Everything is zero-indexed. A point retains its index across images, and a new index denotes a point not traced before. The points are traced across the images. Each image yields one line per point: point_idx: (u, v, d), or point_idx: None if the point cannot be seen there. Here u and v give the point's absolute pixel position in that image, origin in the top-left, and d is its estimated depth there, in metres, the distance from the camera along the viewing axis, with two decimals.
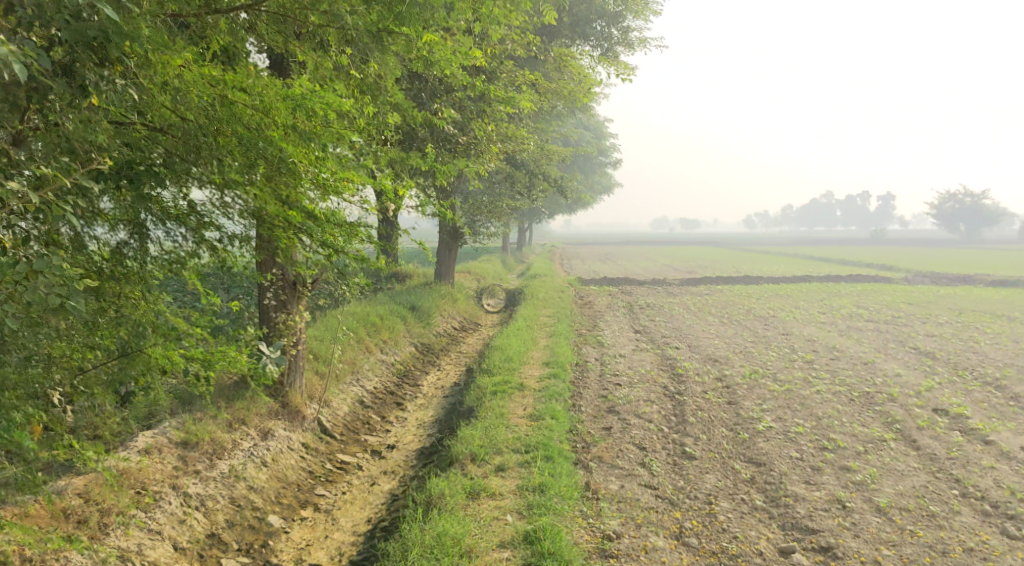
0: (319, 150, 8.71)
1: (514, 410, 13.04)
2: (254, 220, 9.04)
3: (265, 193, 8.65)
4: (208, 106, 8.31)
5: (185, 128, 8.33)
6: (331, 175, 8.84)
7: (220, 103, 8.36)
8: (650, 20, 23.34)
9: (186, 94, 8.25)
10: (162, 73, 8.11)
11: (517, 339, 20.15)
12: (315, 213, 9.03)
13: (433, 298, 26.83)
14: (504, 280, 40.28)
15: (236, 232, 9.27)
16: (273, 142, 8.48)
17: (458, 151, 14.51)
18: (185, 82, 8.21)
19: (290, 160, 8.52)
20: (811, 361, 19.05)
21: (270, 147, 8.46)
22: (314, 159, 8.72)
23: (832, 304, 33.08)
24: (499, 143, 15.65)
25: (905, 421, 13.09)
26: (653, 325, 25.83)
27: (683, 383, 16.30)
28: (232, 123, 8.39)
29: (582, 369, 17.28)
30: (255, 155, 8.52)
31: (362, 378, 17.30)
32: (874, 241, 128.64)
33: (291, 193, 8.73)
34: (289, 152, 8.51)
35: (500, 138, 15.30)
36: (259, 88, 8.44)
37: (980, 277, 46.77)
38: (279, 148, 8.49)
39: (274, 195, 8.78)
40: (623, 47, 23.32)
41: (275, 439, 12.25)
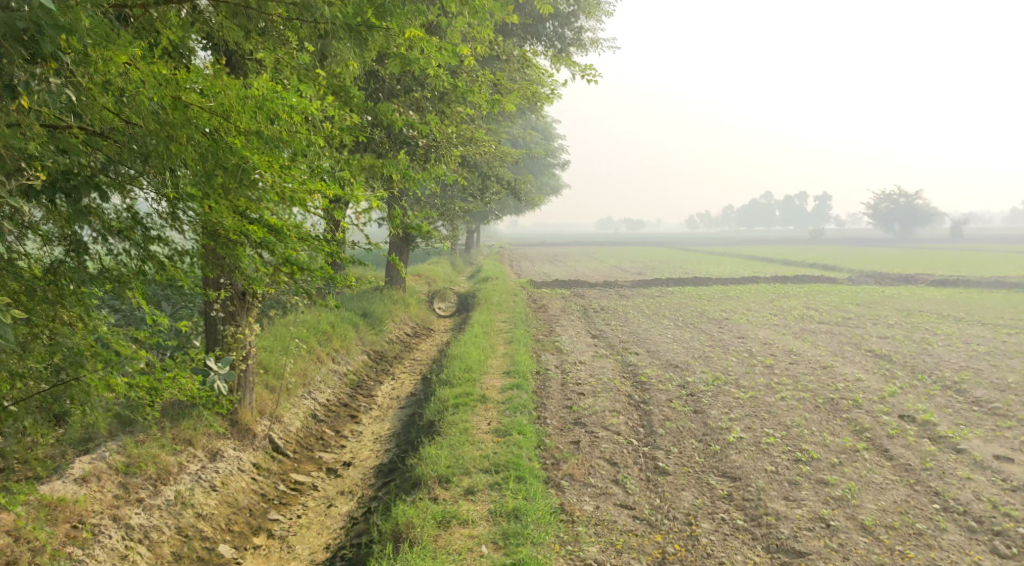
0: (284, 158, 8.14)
1: (478, 425, 12.50)
2: (206, 234, 8.47)
3: (221, 206, 8.06)
4: (158, 107, 7.56)
5: (130, 132, 7.64)
6: (296, 185, 8.27)
7: (171, 104, 7.58)
8: (603, 21, 23.01)
9: (131, 94, 7.56)
10: (104, 71, 7.45)
11: (474, 347, 19.60)
12: (277, 227, 8.46)
13: (385, 304, 26.11)
14: (455, 283, 39.67)
15: (185, 248, 8.77)
16: (235, 147, 7.84)
17: (417, 155, 13.91)
18: (132, 80, 7.51)
19: (253, 170, 7.90)
20: (772, 366, 18.90)
21: (232, 152, 7.83)
22: (281, 168, 8.13)
23: (783, 305, 33.23)
24: (458, 146, 15.08)
25: (874, 429, 12.92)
26: (609, 330, 25.52)
27: (646, 391, 15.95)
28: (185, 127, 7.62)
29: (543, 378, 16.82)
30: (212, 164, 7.87)
31: (314, 391, 16.58)
32: (814, 240, 131.23)
33: (249, 205, 8.09)
34: (252, 158, 7.91)
35: (457, 140, 14.79)
36: (215, 90, 7.79)
37: (923, 276, 47.74)
38: (243, 154, 7.86)
39: (230, 207, 8.13)
40: (576, 48, 22.94)
41: (224, 460, 11.50)
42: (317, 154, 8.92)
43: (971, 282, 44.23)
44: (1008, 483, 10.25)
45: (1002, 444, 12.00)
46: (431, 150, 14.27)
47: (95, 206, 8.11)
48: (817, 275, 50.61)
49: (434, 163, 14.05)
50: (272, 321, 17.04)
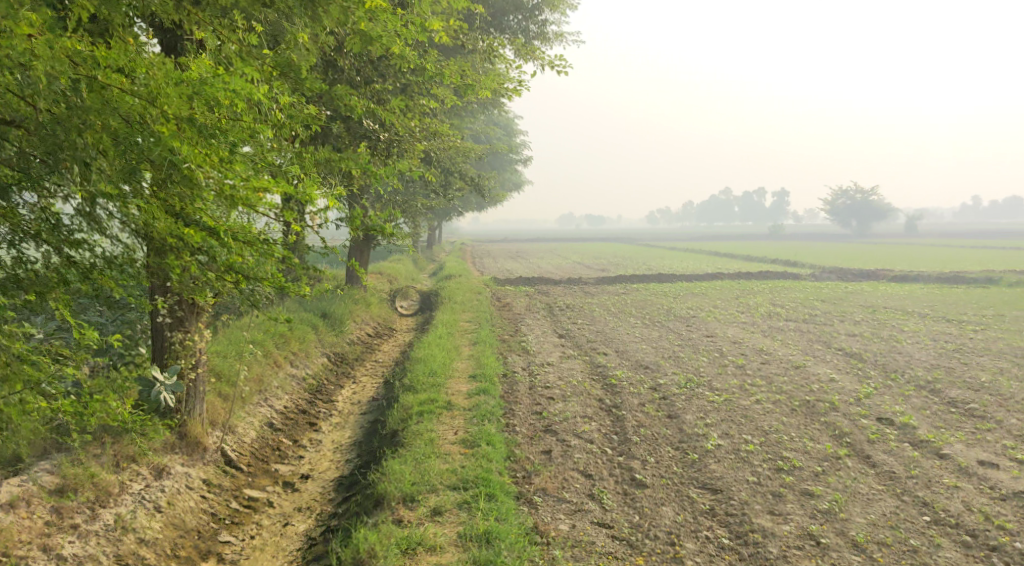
0: (228, 150, 8.33)
1: (444, 435, 11.85)
2: (138, 236, 8.54)
3: (154, 207, 8.16)
4: (64, 89, 7.64)
5: (39, 121, 7.76)
6: (239, 183, 8.34)
7: (87, 86, 7.73)
8: (567, 14, 22.46)
9: (32, 73, 7.53)
10: (6, 45, 7.42)
11: (437, 349, 18.93)
12: (217, 230, 8.45)
13: (345, 304, 25.29)
14: (417, 281, 38.84)
15: (112, 254, 8.74)
16: (162, 137, 7.89)
17: (377, 149, 13.24)
18: (31, 53, 7.51)
19: (186, 163, 8.00)
20: (743, 366, 18.52)
21: (159, 142, 7.87)
22: (221, 162, 8.25)
23: (749, 302, 33.01)
24: (421, 141, 14.40)
25: (854, 434, 12.54)
26: (576, 329, 25.02)
27: (617, 395, 15.43)
28: (103, 113, 7.72)
29: (511, 382, 16.23)
30: (135, 156, 7.95)
31: (271, 398, 15.76)
32: (774, 236, 132.51)
33: (187, 205, 8.28)
34: (184, 153, 7.97)
35: (420, 134, 14.14)
36: (140, 71, 7.93)
37: (884, 271, 48.03)
38: (172, 144, 7.91)
39: (164, 208, 8.29)
40: (540, 41, 22.35)
41: (171, 478, 10.74)
42: (264, 148, 8.84)
43: (931, 277, 44.55)
44: (997, 490, 9.89)
45: (985, 447, 11.67)
46: (391, 143, 13.58)
47: (7, 206, 8.21)
48: (780, 271, 50.73)
49: (397, 157, 13.39)
50: (224, 323, 16.19)
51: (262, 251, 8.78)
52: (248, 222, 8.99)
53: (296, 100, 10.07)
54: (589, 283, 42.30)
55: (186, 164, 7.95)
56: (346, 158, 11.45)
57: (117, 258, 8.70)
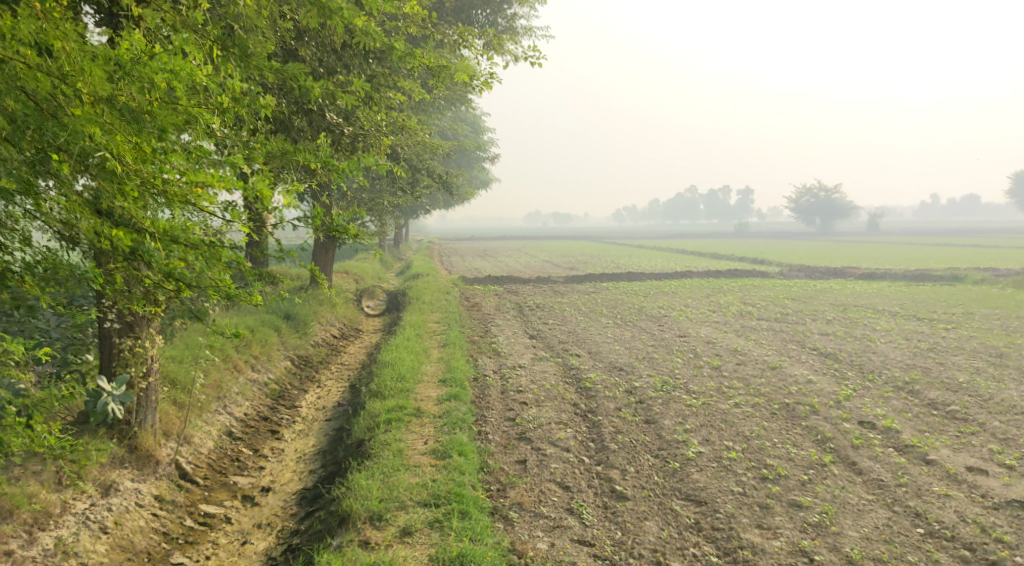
0: (159, 136, 8.42)
1: (413, 445, 11.31)
2: (55, 234, 8.79)
3: (76, 205, 8.39)
4: None
5: None
6: (183, 184, 8.47)
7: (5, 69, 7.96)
8: (536, 9, 21.96)
9: None
10: None
11: (405, 352, 18.31)
12: (155, 230, 8.72)
13: (310, 305, 24.55)
14: (384, 281, 38.06)
15: (32, 261, 8.98)
16: (76, 119, 8.08)
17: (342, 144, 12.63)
18: None
19: (109, 155, 8.17)
20: (719, 368, 18.13)
21: (72, 124, 8.08)
22: (156, 150, 8.39)
23: (720, 301, 32.74)
24: (389, 137, 13.82)
25: (838, 439, 12.18)
26: (547, 329, 24.50)
27: (592, 399, 14.95)
28: (13, 94, 8.01)
29: (482, 386, 15.67)
30: (46, 143, 8.21)
31: (231, 405, 15.08)
32: (740, 234, 133.33)
33: (127, 208, 8.44)
34: (101, 138, 8.15)
35: (386, 128, 13.55)
36: (57, 48, 8.13)
37: (850, 269, 48.12)
38: (88, 127, 8.10)
39: (90, 207, 8.50)
40: (509, 36, 21.81)
41: (119, 495, 10.28)
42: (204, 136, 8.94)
43: (896, 274, 44.68)
44: (990, 499, 9.59)
45: (972, 452, 11.35)
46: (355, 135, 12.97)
47: None
48: (749, 269, 50.70)
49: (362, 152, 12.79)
50: (180, 326, 15.44)
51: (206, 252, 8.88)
52: (194, 222, 9.07)
53: (251, 88, 9.83)
54: (558, 282, 41.83)
55: (103, 150, 8.12)
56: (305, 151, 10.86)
57: (40, 260, 8.98)
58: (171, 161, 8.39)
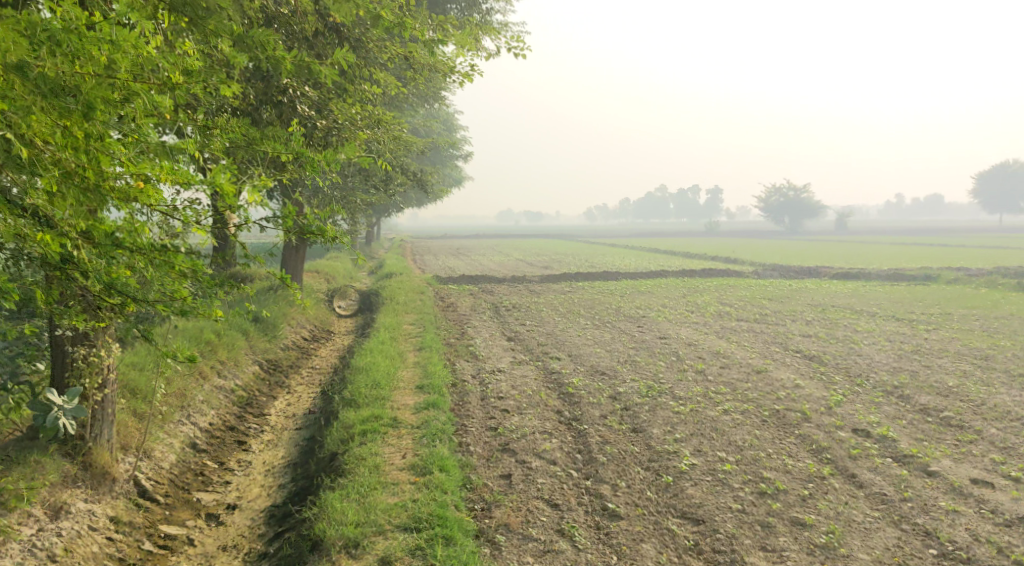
0: (96, 123, 7.99)
1: (392, 459, 10.67)
2: None
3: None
4: None
5: None
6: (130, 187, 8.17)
7: None
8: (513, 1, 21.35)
9: None
10: None
11: (380, 356, 17.59)
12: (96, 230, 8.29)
13: (280, 306, 23.72)
14: (356, 281, 37.23)
15: None
16: None
17: (313, 137, 11.89)
18: None
19: (21, 123, 7.81)
20: (703, 371, 17.63)
21: None
22: (92, 136, 7.98)
23: (698, 301, 32.29)
24: (364, 132, 13.12)
25: (835, 449, 11.67)
26: (525, 331, 23.86)
27: (576, 406, 14.36)
28: None
29: (461, 392, 15.04)
30: None
31: (195, 415, 14.35)
32: (711, 233, 133.67)
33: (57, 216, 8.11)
34: (11, 116, 7.76)
35: (361, 122, 12.83)
36: None
37: (824, 268, 48.05)
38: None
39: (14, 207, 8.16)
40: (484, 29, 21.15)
41: (70, 519, 9.58)
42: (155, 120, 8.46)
43: (870, 273, 44.66)
44: (1001, 516, 9.28)
45: (975, 463, 10.95)
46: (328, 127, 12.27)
47: None
48: (723, 268, 50.47)
49: (336, 146, 12.10)
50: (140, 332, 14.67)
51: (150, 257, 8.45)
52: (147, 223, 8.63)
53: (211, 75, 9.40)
54: (533, 282, 41.24)
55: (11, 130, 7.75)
56: (272, 142, 10.21)
57: None
58: (109, 151, 8.03)
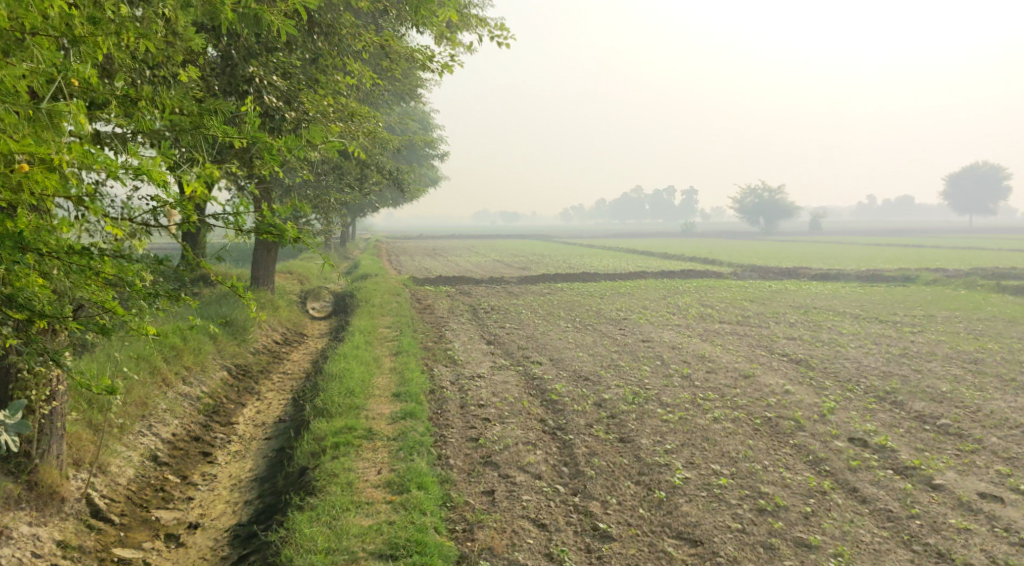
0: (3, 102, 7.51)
1: (367, 476, 10.03)
2: None
3: None
4: None
5: None
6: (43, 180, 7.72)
7: None
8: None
9: None
10: None
11: (353, 361, 16.82)
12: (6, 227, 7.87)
13: (249, 308, 22.83)
14: (330, 281, 36.31)
15: None
16: None
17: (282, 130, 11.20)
18: None
19: None
20: (690, 376, 17.03)
21: None
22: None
23: (678, 303, 31.76)
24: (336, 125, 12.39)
25: (833, 460, 11.14)
26: (504, 334, 23.18)
27: (560, 414, 13.69)
28: None
29: (438, 400, 14.34)
30: None
31: (156, 425, 13.56)
32: (687, 234, 133.84)
33: None
34: None
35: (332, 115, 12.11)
36: None
37: (803, 269, 47.78)
38: None
39: None
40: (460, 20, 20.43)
41: (11, 544, 8.89)
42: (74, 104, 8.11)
43: (849, 274, 44.47)
44: (1015, 536, 8.86)
45: (980, 475, 10.48)
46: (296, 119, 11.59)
47: None
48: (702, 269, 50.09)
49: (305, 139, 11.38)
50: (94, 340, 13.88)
51: (67, 259, 8.16)
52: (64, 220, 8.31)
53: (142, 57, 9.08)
54: (511, 282, 40.55)
55: None
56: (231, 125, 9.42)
57: None
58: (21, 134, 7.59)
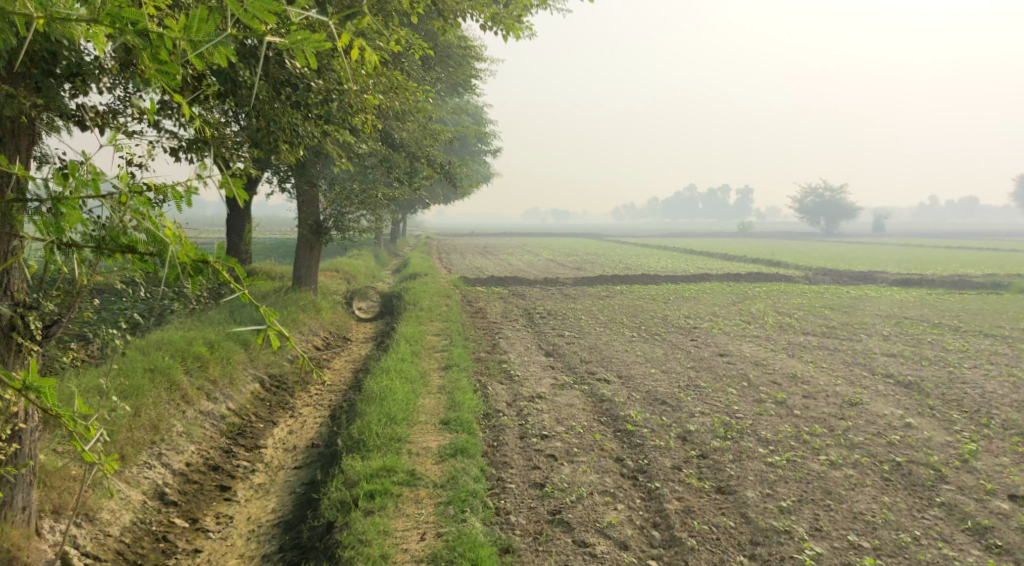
0: None
1: (415, 554, 8.26)
2: None
3: None
4: None
5: None
6: None
7: None
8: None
9: None
10: None
11: (397, 379, 14.76)
12: None
13: (288, 311, 20.95)
14: (377, 281, 34.46)
15: None
16: None
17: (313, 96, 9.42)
18: None
19: None
20: (786, 404, 14.57)
21: None
22: None
23: (751, 310, 29.15)
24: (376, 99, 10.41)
25: (1001, 535, 8.76)
26: (564, 344, 20.96)
27: (640, 452, 11.45)
28: None
29: (494, 431, 12.22)
30: None
31: (167, 454, 11.70)
32: (743, 234, 129.96)
33: None
34: None
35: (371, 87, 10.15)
36: None
37: (881, 273, 44.58)
38: None
39: None
40: None
41: None
42: None
43: (933, 279, 41.08)
44: None
45: None
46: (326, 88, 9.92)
47: None
48: (770, 271, 47.10)
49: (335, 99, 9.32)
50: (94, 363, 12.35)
51: None
52: None
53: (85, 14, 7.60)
54: (567, 284, 38.29)
55: None
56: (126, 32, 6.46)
57: None
58: None
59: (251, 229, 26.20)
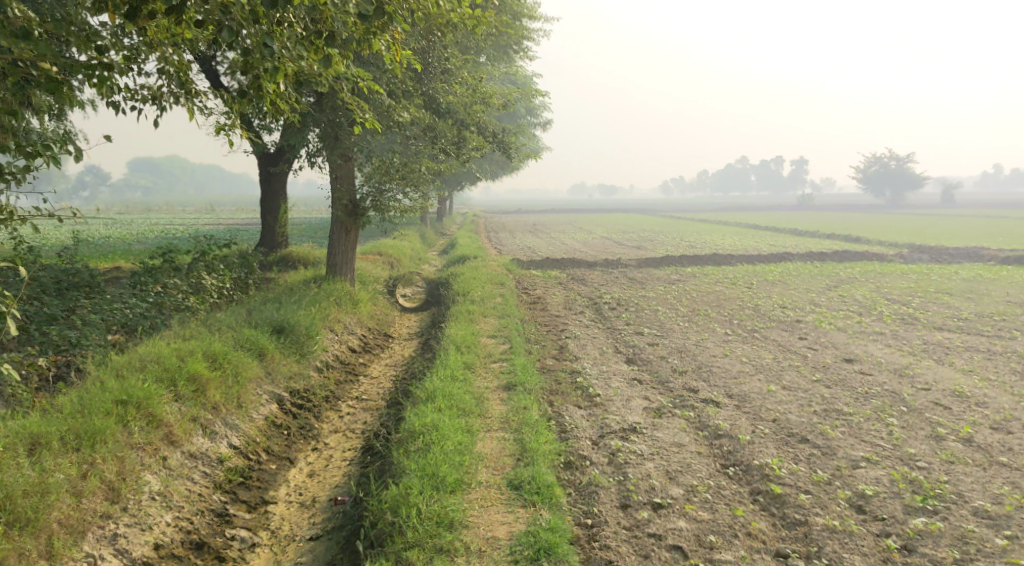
0: None
1: None
2: None
3: None
4: None
5: None
6: None
7: None
8: None
9: None
10: None
11: (447, 411, 11.15)
12: None
13: (317, 307, 17.41)
14: (423, 266, 30.79)
15: None
16: None
17: None
18: None
19: None
20: (980, 444, 10.65)
21: None
22: None
23: (856, 298, 24.91)
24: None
25: None
26: (648, 347, 17.19)
27: (807, 539, 8.28)
28: None
29: (586, 497, 8.84)
30: None
31: (127, 536, 8.88)
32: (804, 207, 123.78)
33: None
34: None
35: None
36: None
37: (984, 249, 39.56)
38: None
39: None
40: None
41: None
42: None
43: None
44: None
45: None
46: None
47: None
48: (856, 249, 42.44)
49: None
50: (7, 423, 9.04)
51: None
52: None
53: None
54: (631, 266, 34.23)
55: None
56: None
57: None
58: None
59: (286, 209, 22.81)
